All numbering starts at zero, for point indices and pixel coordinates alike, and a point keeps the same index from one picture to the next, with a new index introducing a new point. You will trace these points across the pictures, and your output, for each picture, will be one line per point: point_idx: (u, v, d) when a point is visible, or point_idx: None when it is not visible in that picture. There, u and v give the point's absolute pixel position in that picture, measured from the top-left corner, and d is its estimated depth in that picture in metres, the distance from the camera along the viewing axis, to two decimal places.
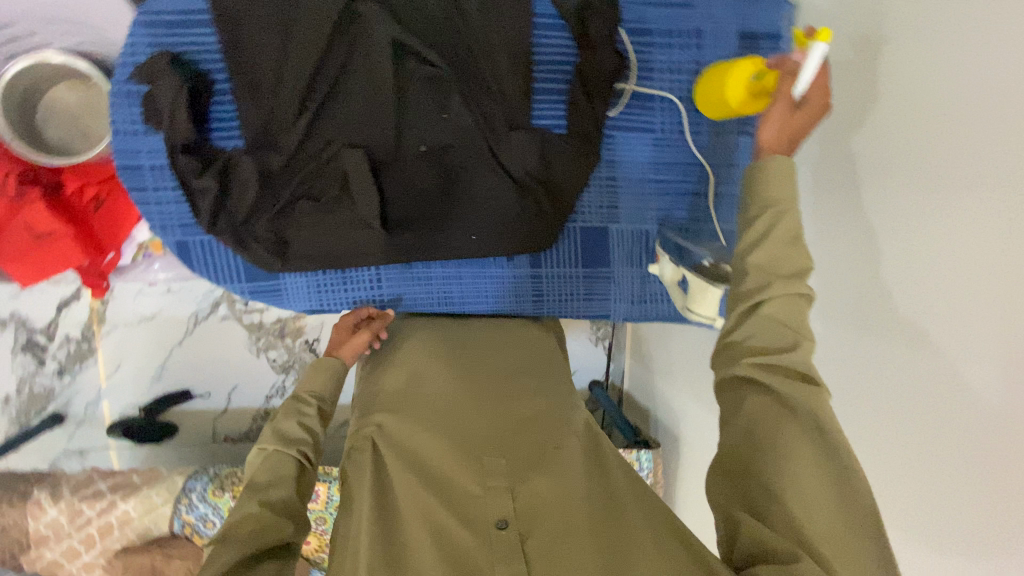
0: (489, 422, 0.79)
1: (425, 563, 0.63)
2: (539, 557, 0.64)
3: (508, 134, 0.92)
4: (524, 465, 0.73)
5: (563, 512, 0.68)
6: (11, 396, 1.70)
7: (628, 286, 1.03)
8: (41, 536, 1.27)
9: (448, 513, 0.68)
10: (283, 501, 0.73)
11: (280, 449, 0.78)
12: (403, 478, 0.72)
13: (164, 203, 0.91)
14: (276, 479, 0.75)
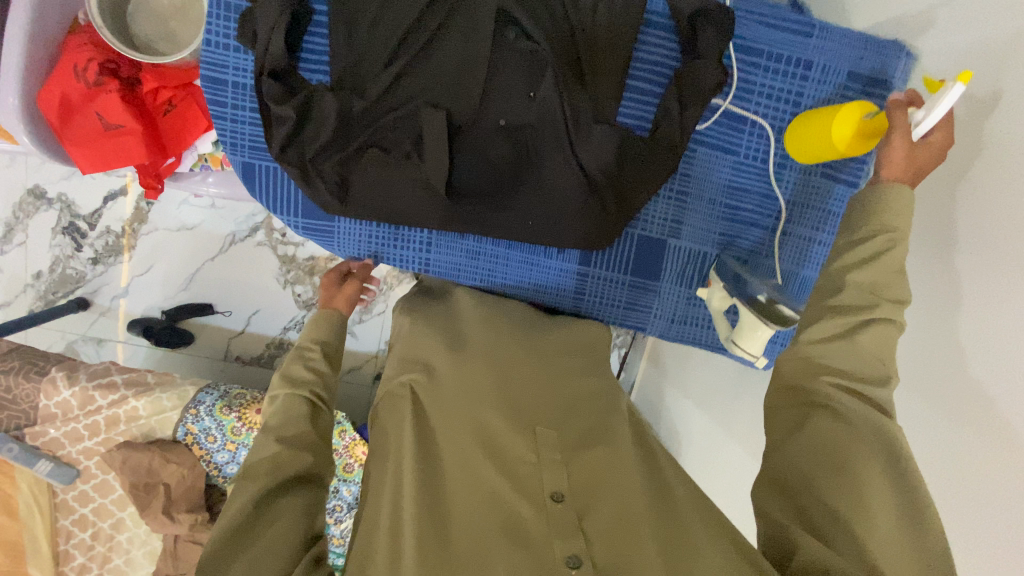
0: (545, 397, 0.79)
1: (473, 519, 0.64)
2: (596, 537, 0.62)
3: (592, 126, 0.90)
4: (577, 443, 0.72)
5: (621, 494, 0.67)
6: (43, 272, 1.74)
7: (672, 304, 1.02)
8: (51, 413, 1.30)
9: (503, 477, 0.67)
10: (298, 433, 0.77)
11: (289, 393, 0.83)
12: (452, 439, 0.72)
13: (239, 122, 0.91)
14: (290, 418, 0.79)
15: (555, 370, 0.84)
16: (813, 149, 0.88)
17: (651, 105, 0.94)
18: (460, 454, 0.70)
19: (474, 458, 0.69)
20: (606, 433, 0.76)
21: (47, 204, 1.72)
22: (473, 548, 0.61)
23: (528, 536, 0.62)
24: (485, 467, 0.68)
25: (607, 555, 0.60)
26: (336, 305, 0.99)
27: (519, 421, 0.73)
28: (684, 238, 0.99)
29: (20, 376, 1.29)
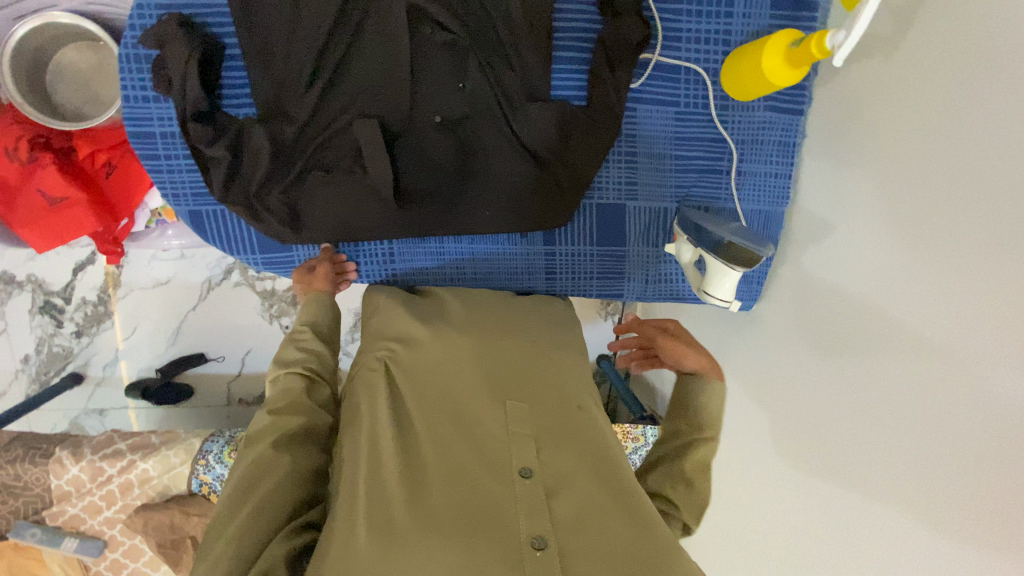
0: (513, 368, 0.80)
1: (438, 496, 0.64)
2: (562, 513, 0.64)
3: (526, 105, 0.89)
4: (546, 419, 0.74)
5: (587, 471, 0.69)
6: (31, 355, 1.74)
7: (643, 265, 1.02)
8: (65, 491, 1.31)
9: (473, 454, 0.68)
10: (299, 410, 0.75)
11: (284, 370, 0.79)
12: (428, 417, 0.73)
13: (175, 171, 0.89)
14: (286, 399, 0.76)
15: (533, 347, 0.85)
16: (749, 87, 0.88)
17: (582, 71, 0.93)
18: (436, 434, 0.71)
19: (445, 435, 0.70)
20: (577, 406, 0.78)
21: (19, 287, 1.71)
22: (442, 518, 0.61)
23: (494, 511, 0.62)
24: (454, 442, 0.69)
25: (575, 537, 0.61)
26: (317, 288, 0.91)
27: (491, 395, 0.75)
28: (641, 198, 0.98)
29: (26, 462, 1.30)
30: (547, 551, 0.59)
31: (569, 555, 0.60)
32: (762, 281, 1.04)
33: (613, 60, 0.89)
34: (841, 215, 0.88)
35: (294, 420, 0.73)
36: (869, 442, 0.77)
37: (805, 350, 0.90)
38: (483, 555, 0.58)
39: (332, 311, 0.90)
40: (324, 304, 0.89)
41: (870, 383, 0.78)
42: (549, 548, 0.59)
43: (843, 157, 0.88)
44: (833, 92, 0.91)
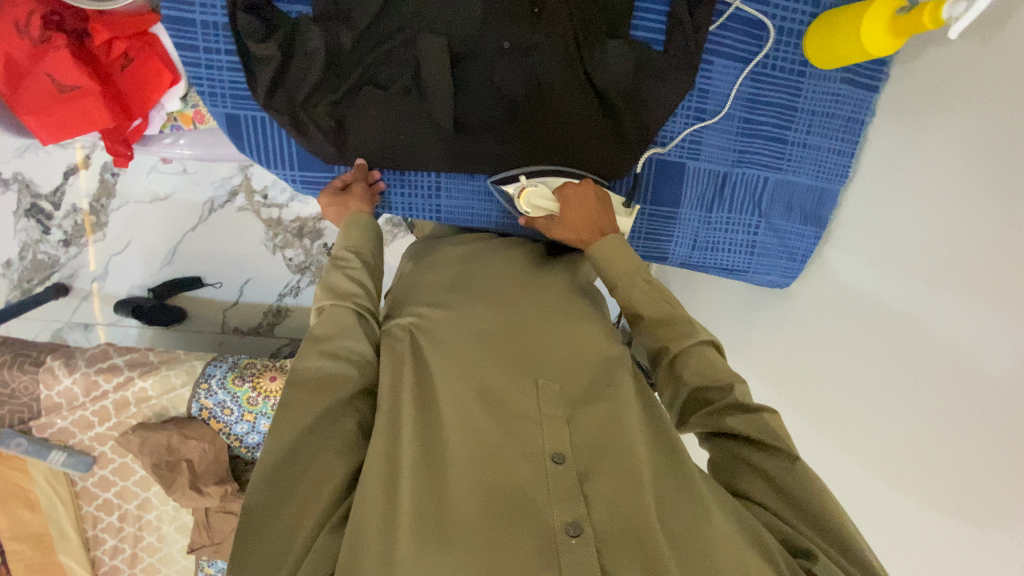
0: (545, 345, 0.75)
1: (468, 487, 0.61)
2: (600, 500, 0.61)
3: (604, 43, 0.85)
4: (579, 399, 0.70)
5: (623, 452, 0.65)
6: (13, 260, 1.63)
7: (693, 228, 0.99)
8: (55, 403, 1.26)
9: (504, 435, 0.65)
10: (350, 347, 0.73)
11: (333, 303, 0.77)
12: (451, 386, 0.70)
13: (214, 68, 0.81)
14: (338, 329, 0.74)
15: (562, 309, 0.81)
16: (838, 56, 0.84)
17: (660, 19, 0.87)
18: (462, 405, 0.68)
19: (474, 411, 0.67)
20: (611, 381, 0.73)
21: (3, 186, 1.58)
22: (476, 508, 0.59)
23: (527, 499, 0.60)
24: (483, 423, 0.66)
25: (609, 526, 0.59)
26: (354, 209, 0.87)
27: (518, 373, 0.71)
28: (703, 159, 0.95)
29: (14, 368, 1.23)
30: (582, 538, 0.58)
31: (603, 545, 0.58)
32: (806, 258, 1.03)
33: (698, 21, 0.84)
34: (905, 203, 0.85)
35: (342, 360, 0.72)
36: (905, 434, 0.77)
37: (854, 334, 0.90)
38: (515, 550, 0.56)
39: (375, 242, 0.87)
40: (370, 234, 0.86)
41: (918, 372, 0.77)
42: (583, 536, 0.58)
43: (918, 138, 0.85)
44: (915, 71, 0.88)
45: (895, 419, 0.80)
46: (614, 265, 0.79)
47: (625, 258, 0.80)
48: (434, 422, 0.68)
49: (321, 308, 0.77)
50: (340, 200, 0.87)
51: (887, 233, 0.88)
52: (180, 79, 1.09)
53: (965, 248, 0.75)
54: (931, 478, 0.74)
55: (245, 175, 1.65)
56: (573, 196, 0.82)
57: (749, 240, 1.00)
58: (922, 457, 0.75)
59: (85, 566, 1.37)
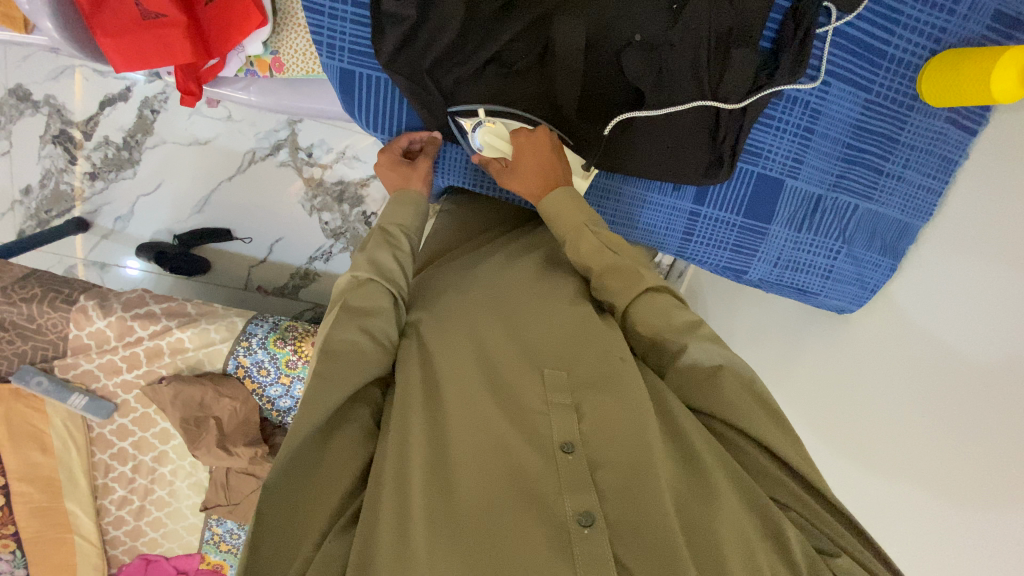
0: (551, 332, 0.75)
1: (484, 471, 0.62)
2: (610, 489, 0.61)
3: (733, 49, 0.81)
4: (587, 383, 0.68)
5: (632, 440, 0.63)
6: (32, 187, 1.55)
7: (778, 247, 1.00)
8: (83, 344, 1.20)
9: (512, 425, 0.65)
10: (381, 330, 0.70)
11: (373, 278, 0.72)
12: (458, 380, 0.69)
13: (338, 19, 0.78)
14: (375, 306, 0.70)
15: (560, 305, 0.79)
16: (956, 95, 0.85)
17: (775, 25, 0.85)
18: (469, 400, 0.67)
19: (483, 404, 0.67)
20: (618, 359, 0.70)
21: (33, 107, 1.51)
22: (490, 499, 0.60)
23: (538, 488, 0.60)
24: (493, 411, 0.66)
25: (621, 514, 0.59)
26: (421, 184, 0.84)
27: (525, 363, 0.71)
28: (801, 178, 0.95)
29: (44, 304, 1.16)
30: (594, 528, 0.57)
31: (616, 533, 0.58)
32: (875, 290, 1.07)
33: (801, 23, 0.82)
34: (991, 258, 0.89)
35: (373, 344, 0.68)
36: (975, 480, 0.83)
37: (924, 373, 0.94)
38: (529, 540, 0.57)
39: (421, 222, 0.84)
40: (420, 210, 0.83)
41: (990, 425, 0.82)
42: (596, 525, 0.58)
43: (1012, 192, 0.87)
44: (1016, 122, 0.88)
45: (930, 426, 0.91)
46: (562, 221, 0.80)
47: (572, 212, 0.80)
48: (440, 422, 0.67)
49: (360, 277, 0.72)
50: (405, 168, 0.84)
51: (945, 270, 0.97)
52: (267, 22, 1.00)
53: (1001, 279, 0.86)
54: (946, 470, 0.87)
55: (293, 130, 1.59)
56: (526, 146, 0.81)
57: (828, 264, 1.02)
58: (953, 456, 0.87)
59: (91, 514, 1.31)
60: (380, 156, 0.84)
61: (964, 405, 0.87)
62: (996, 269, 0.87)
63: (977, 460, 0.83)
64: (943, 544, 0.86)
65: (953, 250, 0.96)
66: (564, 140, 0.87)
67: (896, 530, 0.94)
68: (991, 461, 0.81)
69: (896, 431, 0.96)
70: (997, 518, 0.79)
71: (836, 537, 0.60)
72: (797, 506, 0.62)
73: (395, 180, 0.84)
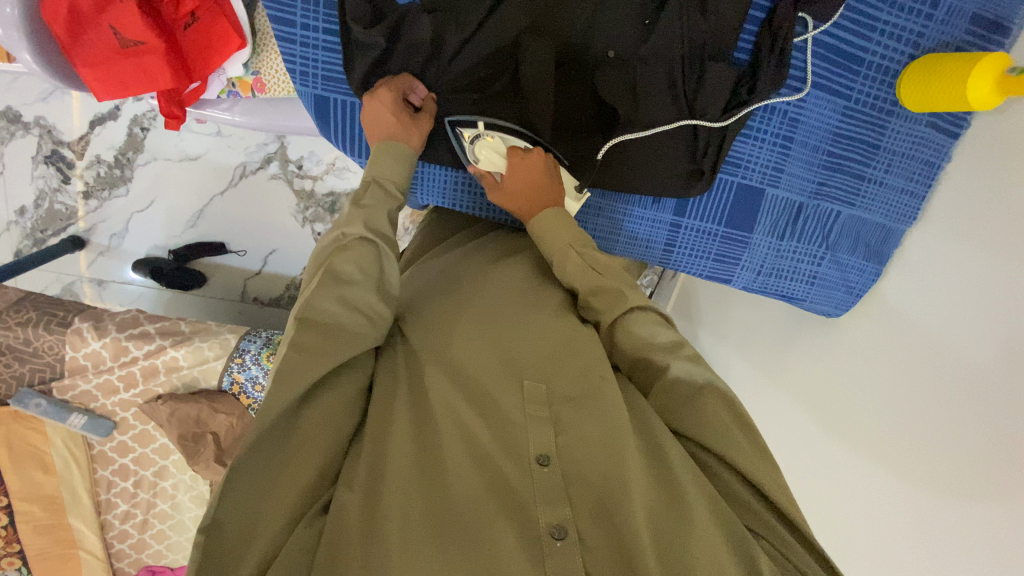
0: (534, 341, 0.75)
1: (462, 486, 0.63)
2: (584, 502, 0.62)
3: (707, 64, 0.81)
4: (566, 397, 0.69)
5: (609, 453, 0.64)
6: (28, 207, 1.57)
7: (761, 255, 1.00)
8: (80, 365, 1.22)
9: (491, 436, 0.66)
10: (365, 300, 0.68)
11: (362, 239, 0.70)
12: (442, 396, 0.70)
13: (309, 46, 0.79)
14: (360, 274, 0.68)
15: (547, 315, 0.79)
16: (933, 101, 0.85)
17: (751, 36, 0.85)
18: (451, 412, 0.68)
19: (462, 420, 0.68)
20: (598, 376, 0.70)
21: (24, 129, 1.53)
22: (468, 507, 0.61)
23: (514, 497, 0.62)
24: (475, 427, 0.67)
25: (594, 529, 0.61)
26: None
27: (507, 374, 0.71)
28: (782, 187, 0.95)
29: (39, 327, 1.18)
30: (566, 541, 0.59)
31: (587, 547, 0.60)
32: (860, 294, 1.07)
33: (777, 34, 0.81)
34: (976, 263, 0.89)
35: (356, 315, 0.67)
36: (963, 484, 0.84)
37: (911, 378, 0.94)
38: (503, 547, 0.58)
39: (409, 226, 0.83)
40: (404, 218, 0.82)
41: (976, 430, 0.84)
42: (568, 538, 0.59)
43: (995, 198, 0.87)
44: (997, 126, 0.88)
45: (916, 433, 0.92)
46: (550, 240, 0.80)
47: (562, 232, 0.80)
48: (425, 433, 0.67)
49: (349, 237, 0.70)
50: (407, 116, 0.78)
51: (932, 275, 0.96)
52: (247, 44, 1.01)
53: (990, 288, 0.86)
54: (930, 472, 0.89)
55: (282, 143, 1.60)
56: (520, 167, 0.79)
57: (812, 270, 1.02)
58: (937, 463, 0.88)
59: (95, 529, 1.33)
60: (381, 91, 0.76)
61: (948, 408, 0.88)
62: (981, 274, 0.87)
63: (965, 466, 0.84)
64: (921, 541, 0.88)
65: (936, 254, 0.96)
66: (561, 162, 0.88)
67: (881, 526, 0.95)
68: (979, 466, 0.82)
69: (880, 434, 0.97)
70: (983, 523, 0.80)
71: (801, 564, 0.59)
72: (766, 531, 0.62)
73: None
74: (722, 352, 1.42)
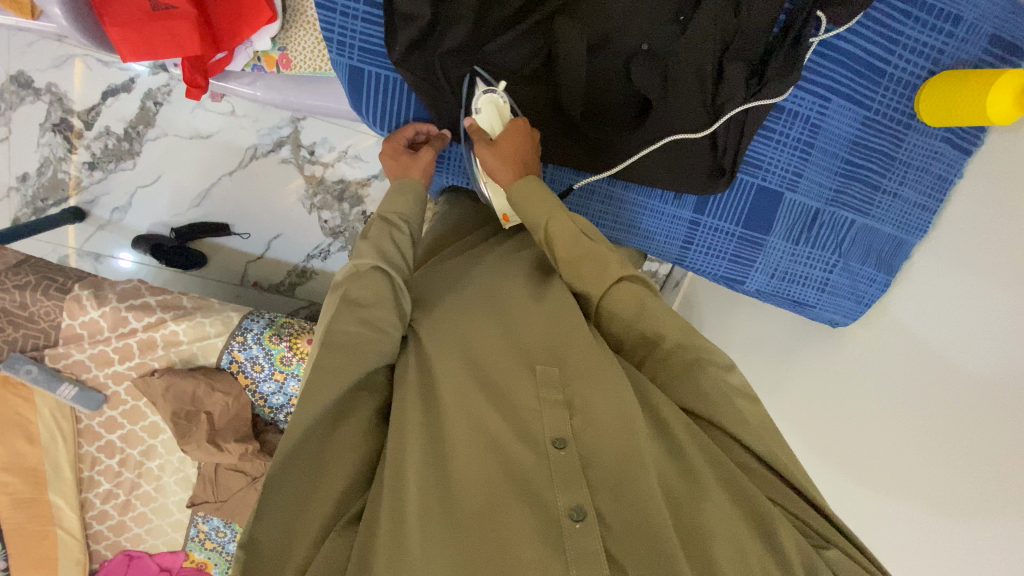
0: (546, 326, 0.74)
1: (472, 471, 0.62)
2: (602, 486, 0.61)
3: (738, 65, 0.83)
4: (578, 376, 0.68)
5: (623, 437, 0.63)
6: (30, 174, 1.55)
7: (776, 258, 1.01)
8: (75, 334, 1.19)
9: (504, 422, 0.65)
10: (383, 319, 0.69)
11: (376, 266, 0.72)
12: (454, 381, 0.69)
13: (349, 16, 0.79)
14: (376, 298, 0.69)
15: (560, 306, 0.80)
16: (952, 115, 0.87)
17: None
18: (462, 395, 0.68)
19: (476, 403, 0.67)
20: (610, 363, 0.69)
21: (35, 95, 1.51)
22: (480, 495, 0.60)
23: (530, 482, 0.61)
24: (485, 411, 0.66)
25: (613, 508, 0.59)
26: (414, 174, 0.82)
27: (519, 362, 0.70)
28: (800, 191, 0.97)
29: (37, 292, 1.16)
30: (585, 523, 0.58)
31: (609, 526, 0.59)
32: (868, 304, 1.08)
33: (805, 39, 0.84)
34: (983, 274, 0.90)
35: (375, 333, 0.68)
36: (964, 492, 0.84)
37: (913, 389, 0.95)
38: (520, 533, 0.57)
39: (422, 213, 0.83)
40: (421, 200, 0.83)
41: (981, 439, 0.83)
42: (588, 519, 0.58)
43: (1000, 214, 0.90)
44: (1009, 143, 0.91)
45: (920, 442, 0.92)
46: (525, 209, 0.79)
47: (536, 203, 0.78)
48: (438, 423, 0.67)
49: (362, 268, 0.71)
50: (407, 158, 0.83)
51: (940, 288, 0.97)
52: (277, 19, 1.01)
53: (994, 301, 0.87)
54: (931, 483, 0.89)
55: (295, 127, 1.59)
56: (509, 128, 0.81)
57: (824, 278, 1.03)
58: (941, 473, 0.87)
59: (75, 507, 1.28)
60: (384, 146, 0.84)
61: (952, 418, 0.88)
62: (988, 285, 0.88)
63: (967, 474, 0.84)
64: (921, 553, 0.87)
65: (938, 263, 0.99)
66: (585, 149, 0.90)
67: (879, 538, 0.94)
68: (982, 476, 0.82)
69: (883, 440, 0.97)
70: (988, 533, 0.79)
71: (825, 532, 0.63)
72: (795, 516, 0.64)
73: (395, 170, 0.83)
74: None
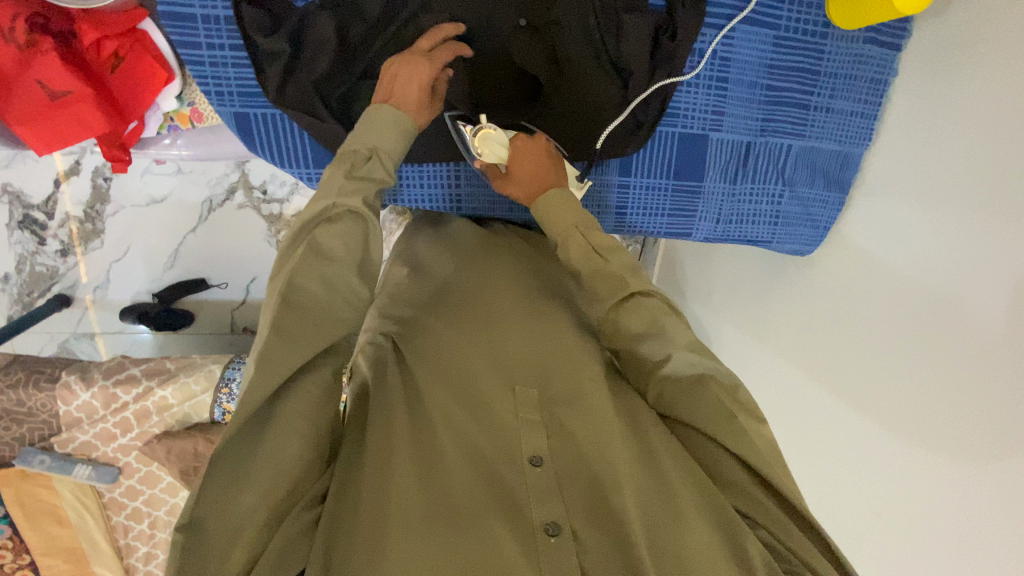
0: (529, 345, 0.74)
1: (458, 482, 0.61)
2: (578, 506, 0.61)
3: (620, 17, 0.81)
4: (554, 398, 0.68)
5: (596, 453, 0.63)
6: (10, 274, 1.59)
7: (715, 202, 0.98)
8: (74, 418, 1.25)
9: (487, 436, 0.64)
10: (346, 280, 0.63)
11: (351, 211, 0.65)
12: (436, 396, 0.68)
13: (219, 65, 0.78)
14: (345, 251, 0.63)
15: (519, 304, 0.80)
16: (868, 13, 0.81)
17: None
18: (443, 409, 0.67)
19: (457, 417, 0.66)
20: (589, 382, 0.70)
21: None
22: (462, 500, 0.60)
23: (509, 498, 0.61)
24: (469, 428, 0.65)
25: (588, 528, 0.59)
26: None
27: (501, 379, 0.69)
28: (725, 129, 0.93)
29: (29, 387, 1.21)
30: (560, 537, 0.58)
31: (583, 544, 0.59)
32: (828, 227, 1.04)
33: None
34: (942, 179, 0.84)
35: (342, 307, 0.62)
36: (941, 412, 0.80)
37: (886, 311, 0.90)
38: (504, 550, 0.56)
39: None
40: None
41: (958, 347, 0.79)
42: (563, 535, 0.58)
43: (948, 112, 0.84)
44: (943, 33, 0.85)
45: (902, 369, 0.86)
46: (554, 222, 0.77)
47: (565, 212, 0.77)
48: (424, 430, 0.65)
49: (336, 211, 0.64)
50: None
51: (895, 204, 0.92)
52: (175, 77, 1.02)
53: (963, 205, 0.81)
54: (907, 410, 0.85)
55: (242, 171, 1.61)
56: (522, 147, 0.80)
57: (773, 209, 1.00)
58: (918, 397, 0.83)
59: None
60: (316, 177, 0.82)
61: (924, 336, 0.84)
62: (946, 195, 0.84)
63: (941, 392, 0.80)
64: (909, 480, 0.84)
65: (886, 172, 0.94)
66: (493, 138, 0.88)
67: (868, 471, 0.91)
68: (958, 394, 0.78)
69: (865, 359, 0.92)
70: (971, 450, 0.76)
71: (807, 557, 0.58)
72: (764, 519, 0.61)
73: None
74: (708, 308, 1.41)
